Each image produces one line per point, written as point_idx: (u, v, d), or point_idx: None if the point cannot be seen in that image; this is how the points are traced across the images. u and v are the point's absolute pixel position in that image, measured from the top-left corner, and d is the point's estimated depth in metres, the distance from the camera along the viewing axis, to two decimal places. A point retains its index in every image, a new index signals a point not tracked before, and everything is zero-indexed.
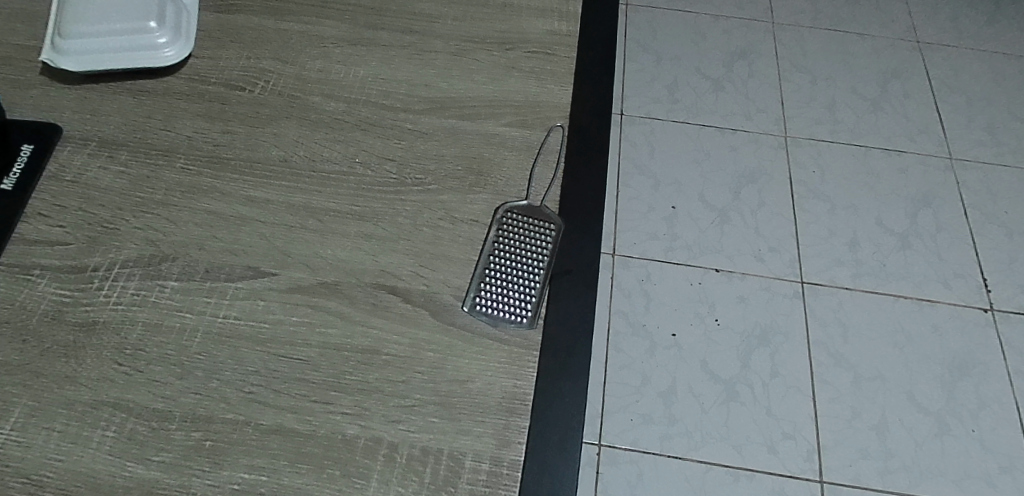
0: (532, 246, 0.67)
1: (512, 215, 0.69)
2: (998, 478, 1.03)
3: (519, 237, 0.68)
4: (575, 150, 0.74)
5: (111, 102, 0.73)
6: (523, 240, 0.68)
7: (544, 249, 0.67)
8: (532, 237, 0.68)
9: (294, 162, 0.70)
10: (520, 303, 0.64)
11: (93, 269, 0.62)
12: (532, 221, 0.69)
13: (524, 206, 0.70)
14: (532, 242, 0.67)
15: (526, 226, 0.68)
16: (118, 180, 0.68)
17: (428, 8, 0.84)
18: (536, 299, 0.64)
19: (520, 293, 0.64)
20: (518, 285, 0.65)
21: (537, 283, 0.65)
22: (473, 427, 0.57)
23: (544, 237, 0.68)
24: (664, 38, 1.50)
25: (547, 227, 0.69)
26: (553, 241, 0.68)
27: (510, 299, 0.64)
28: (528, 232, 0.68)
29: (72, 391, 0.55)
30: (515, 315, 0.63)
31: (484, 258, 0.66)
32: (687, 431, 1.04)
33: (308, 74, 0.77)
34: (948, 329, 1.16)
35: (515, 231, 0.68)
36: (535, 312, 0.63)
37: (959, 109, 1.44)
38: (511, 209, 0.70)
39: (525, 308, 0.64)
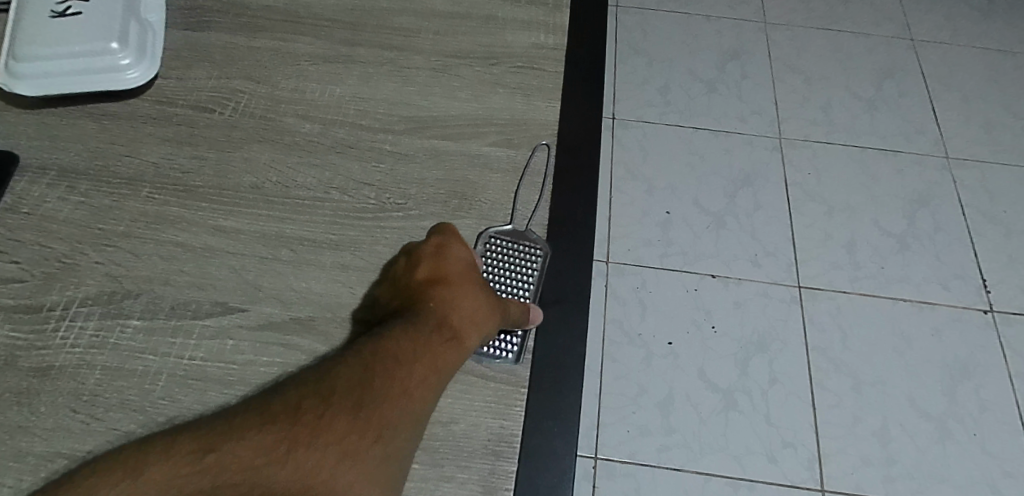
0: (518, 275, 0.65)
1: (495, 242, 0.66)
2: (1002, 484, 1.00)
3: (500, 267, 0.65)
4: (564, 171, 0.71)
5: (72, 126, 0.69)
6: (507, 269, 0.65)
7: (531, 278, 0.65)
8: (514, 266, 0.65)
9: (267, 188, 0.67)
10: (505, 337, 0.61)
11: (49, 308, 0.58)
12: (514, 249, 0.66)
13: (502, 232, 0.67)
14: (513, 273, 0.65)
15: (507, 255, 0.65)
16: (77, 212, 0.64)
17: (408, 21, 0.80)
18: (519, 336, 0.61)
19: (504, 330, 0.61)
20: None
21: None
22: (457, 473, 0.54)
23: (526, 266, 0.65)
24: (656, 40, 1.45)
25: (530, 255, 0.66)
26: (541, 269, 0.65)
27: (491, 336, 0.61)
28: (509, 261, 0.65)
29: (24, 442, 0.52)
30: (499, 350, 0.60)
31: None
32: (685, 441, 1.00)
33: (282, 94, 0.73)
34: (948, 332, 1.12)
35: (499, 260, 0.65)
36: (520, 347, 0.61)
37: (955, 108, 1.40)
38: (490, 237, 0.66)
39: (511, 342, 0.61)
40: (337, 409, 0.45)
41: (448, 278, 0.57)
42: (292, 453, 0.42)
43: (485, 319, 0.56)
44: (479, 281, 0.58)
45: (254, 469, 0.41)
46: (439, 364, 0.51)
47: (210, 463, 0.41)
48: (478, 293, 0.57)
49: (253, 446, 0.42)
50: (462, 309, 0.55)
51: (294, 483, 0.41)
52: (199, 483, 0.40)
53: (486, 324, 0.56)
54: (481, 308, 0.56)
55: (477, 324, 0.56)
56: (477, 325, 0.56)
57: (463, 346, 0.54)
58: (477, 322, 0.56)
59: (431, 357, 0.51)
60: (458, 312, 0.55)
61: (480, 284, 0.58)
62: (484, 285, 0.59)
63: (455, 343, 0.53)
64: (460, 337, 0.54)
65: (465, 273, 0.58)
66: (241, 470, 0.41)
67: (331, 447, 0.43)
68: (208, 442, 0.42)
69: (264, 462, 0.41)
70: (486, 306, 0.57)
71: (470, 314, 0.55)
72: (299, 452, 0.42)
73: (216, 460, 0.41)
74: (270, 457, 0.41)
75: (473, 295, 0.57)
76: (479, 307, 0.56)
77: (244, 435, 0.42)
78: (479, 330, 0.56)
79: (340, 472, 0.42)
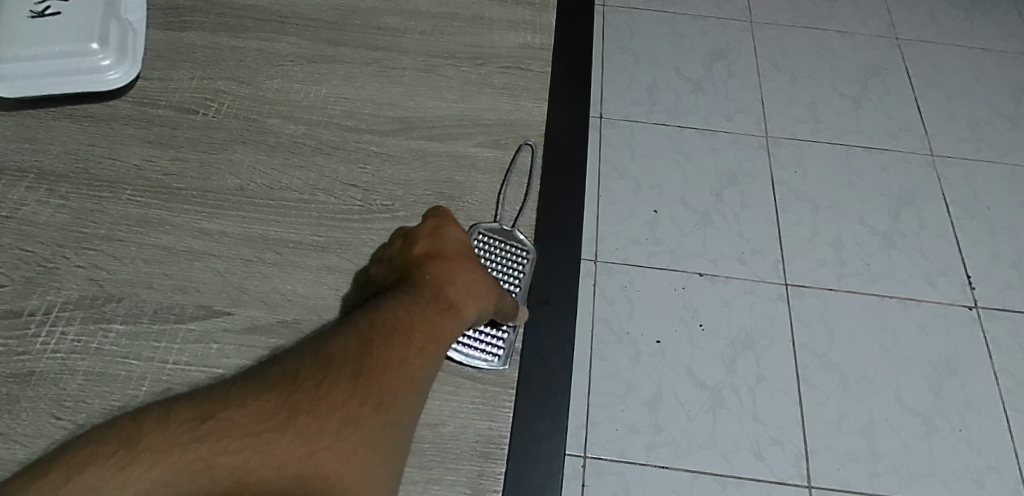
0: (506, 275, 0.64)
1: (485, 239, 0.66)
2: (986, 478, 1.02)
3: (489, 263, 0.64)
4: (551, 172, 0.71)
5: (51, 128, 0.68)
6: (496, 268, 0.64)
7: (519, 279, 0.64)
8: (502, 265, 0.64)
9: (251, 190, 0.66)
10: (491, 339, 0.60)
11: (29, 313, 0.57)
12: (502, 249, 0.65)
13: (492, 229, 0.66)
14: (502, 272, 0.64)
15: (496, 254, 0.65)
16: (58, 215, 0.63)
17: (394, 21, 0.80)
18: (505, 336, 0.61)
19: (490, 331, 0.61)
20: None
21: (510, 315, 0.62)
22: (445, 476, 0.54)
23: (515, 267, 0.65)
24: (642, 38, 1.45)
25: (519, 258, 0.66)
26: (528, 270, 0.65)
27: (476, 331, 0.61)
28: (497, 261, 0.65)
29: (5, 450, 0.51)
30: (485, 351, 0.60)
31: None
32: (674, 439, 1.01)
33: (266, 94, 0.73)
34: (933, 328, 1.14)
35: (488, 258, 0.65)
36: (505, 349, 0.60)
37: (938, 106, 1.41)
38: (479, 233, 0.66)
39: (497, 343, 0.60)
40: (336, 377, 0.45)
41: (446, 251, 0.56)
42: (291, 421, 0.42)
43: (484, 293, 0.55)
44: (476, 256, 0.58)
45: (253, 436, 0.41)
46: (439, 332, 0.51)
47: (206, 430, 0.40)
48: (476, 268, 0.56)
49: (251, 414, 0.42)
50: (461, 278, 0.54)
51: (294, 449, 0.41)
52: (197, 449, 0.39)
53: (485, 296, 0.56)
54: (480, 281, 0.55)
55: (477, 295, 0.55)
56: (475, 299, 0.55)
57: (464, 315, 0.54)
58: (477, 293, 0.55)
59: (431, 325, 0.51)
60: (458, 282, 0.54)
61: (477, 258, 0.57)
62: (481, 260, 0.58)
63: (455, 313, 0.53)
64: (460, 306, 0.53)
65: (462, 248, 0.57)
66: (242, 438, 0.40)
67: (332, 415, 0.43)
68: (205, 412, 0.42)
69: (263, 429, 0.41)
70: (485, 279, 0.56)
71: (469, 284, 0.55)
72: (299, 419, 0.42)
73: (214, 427, 0.41)
74: (268, 424, 0.41)
75: (473, 271, 0.55)
76: (477, 281, 0.55)
77: (244, 402, 0.43)
78: (478, 303, 0.54)
79: (340, 439, 0.43)
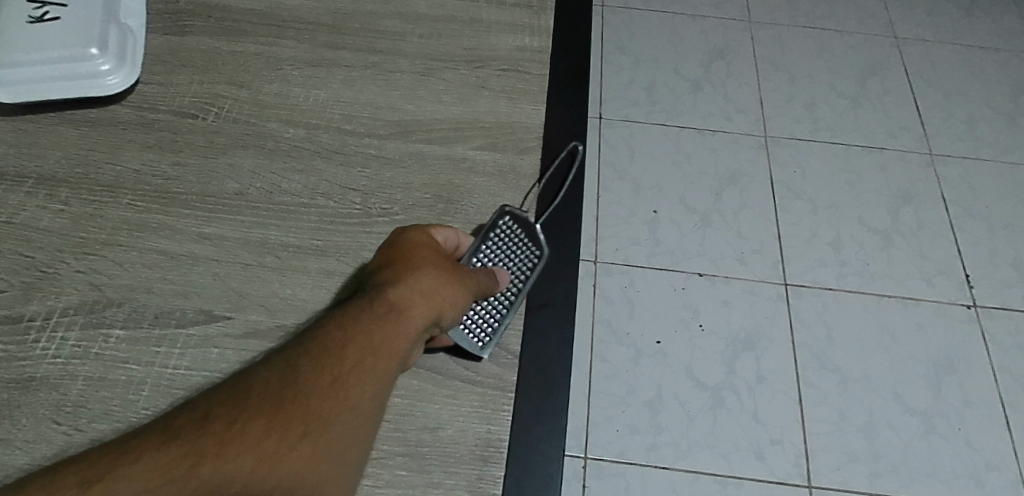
0: (513, 273, 0.64)
1: (508, 224, 0.66)
2: (986, 476, 1.02)
3: (505, 252, 0.65)
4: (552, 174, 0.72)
5: (52, 133, 0.68)
6: (508, 261, 0.65)
7: (523, 283, 0.64)
8: (513, 263, 0.65)
9: (250, 194, 0.66)
10: (479, 326, 0.60)
11: (29, 318, 0.57)
12: (519, 245, 0.66)
13: (519, 218, 0.67)
14: (512, 268, 0.65)
15: (512, 247, 0.65)
16: (58, 220, 0.63)
17: (392, 25, 0.80)
18: (495, 330, 0.60)
19: (482, 319, 0.61)
20: (486, 304, 0.62)
21: (504, 311, 0.62)
22: (444, 479, 0.54)
23: (523, 269, 0.65)
24: (642, 39, 1.45)
25: (529, 262, 0.66)
26: (531, 278, 0.65)
27: (473, 317, 0.61)
28: (512, 254, 0.65)
29: (6, 455, 0.51)
30: (472, 336, 0.59)
31: (467, 251, 0.63)
32: (675, 440, 1.01)
33: (265, 98, 0.73)
34: (933, 328, 1.14)
35: (506, 245, 0.65)
36: (490, 343, 0.60)
37: (937, 105, 1.41)
38: (506, 214, 0.66)
39: (483, 332, 0.60)
40: (252, 411, 0.43)
41: (402, 255, 0.55)
42: (195, 469, 0.40)
43: (437, 292, 0.53)
44: (437, 257, 0.56)
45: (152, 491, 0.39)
46: (378, 348, 0.48)
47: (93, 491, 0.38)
48: (428, 268, 0.54)
49: (150, 467, 0.39)
50: (408, 284, 0.52)
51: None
52: None
53: (439, 299, 0.53)
54: (435, 278, 0.53)
55: (426, 301, 0.52)
56: (428, 298, 0.52)
57: (412, 323, 0.51)
58: (425, 299, 0.52)
59: (367, 339, 0.48)
60: (405, 287, 0.51)
61: (438, 259, 0.56)
62: (443, 261, 0.56)
63: (396, 325, 0.50)
64: (404, 314, 0.50)
65: (421, 247, 0.56)
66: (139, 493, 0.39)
67: (243, 457, 0.41)
68: (103, 469, 0.40)
69: (161, 483, 0.39)
70: (439, 281, 0.53)
71: (416, 290, 0.52)
72: (205, 466, 0.40)
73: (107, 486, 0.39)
74: (169, 477, 0.39)
75: (426, 269, 0.54)
76: (430, 279, 0.53)
77: (144, 453, 0.40)
78: (430, 302, 0.52)
79: (256, 479, 0.41)
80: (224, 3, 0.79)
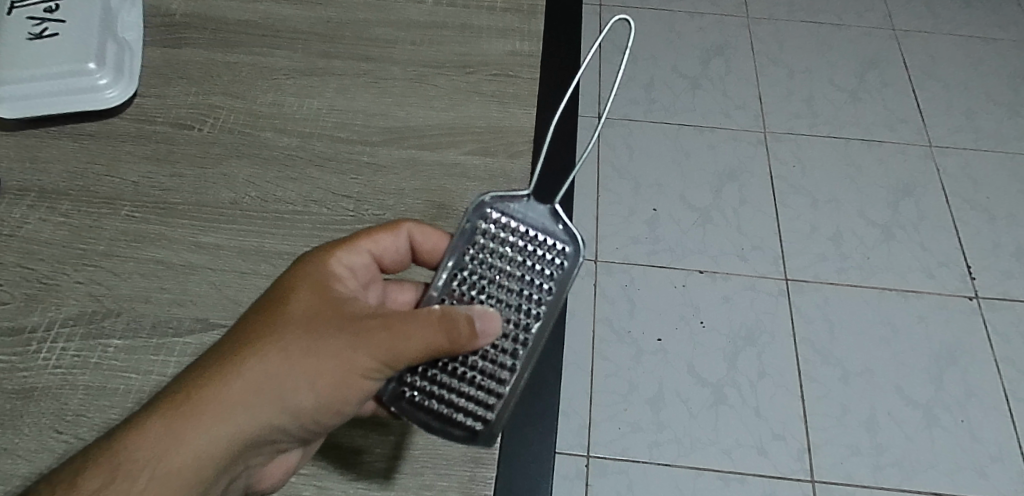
0: (525, 295, 0.52)
1: (499, 220, 0.52)
2: (989, 467, 1.02)
3: (504, 262, 0.52)
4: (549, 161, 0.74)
5: (52, 147, 0.70)
6: (512, 278, 0.52)
7: (540, 308, 0.51)
8: (520, 276, 0.52)
9: (246, 203, 0.68)
10: (476, 404, 0.51)
11: (31, 330, 0.59)
12: (528, 246, 0.52)
13: (511, 202, 0.52)
14: (529, 272, 0.52)
15: (519, 245, 0.52)
16: (59, 232, 0.65)
17: (384, 32, 0.81)
18: (498, 396, 0.51)
19: (478, 394, 0.51)
20: (482, 360, 0.51)
21: (511, 369, 0.51)
22: (436, 482, 0.55)
23: (543, 270, 0.52)
24: (639, 37, 1.45)
25: (550, 254, 0.52)
26: (555, 292, 0.51)
27: (466, 387, 0.51)
28: (518, 262, 0.52)
29: (9, 465, 0.53)
30: (467, 419, 0.51)
31: (441, 279, 0.52)
32: (676, 437, 1.02)
33: (260, 108, 0.74)
34: (934, 319, 1.14)
35: (502, 252, 0.52)
36: (497, 416, 0.51)
37: (936, 96, 1.41)
38: (487, 207, 0.52)
39: (481, 411, 0.51)
40: None
41: (262, 324, 0.47)
42: None
43: (251, 407, 0.45)
44: (285, 334, 0.46)
45: None
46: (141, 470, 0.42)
47: None
48: (254, 369, 0.45)
49: None
50: (219, 378, 0.45)
51: None
52: None
53: (257, 400, 0.45)
54: (253, 384, 0.45)
55: (230, 408, 0.44)
56: (229, 417, 0.44)
57: (199, 440, 0.43)
58: (227, 406, 0.44)
59: (138, 459, 0.42)
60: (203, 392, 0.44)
61: (287, 335, 0.46)
62: (296, 337, 0.46)
63: (169, 443, 0.43)
64: (190, 423, 0.43)
65: (281, 321, 0.47)
66: None
67: None
68: None
69: None
70: (264, 377, 0.45)
71: (223, 395, 0.44)
72: None
73: None
74: None
75: (252, 370, 0.45)
76: (247, 386, 0.45)
77: None
78: (230, 422, 0.44)
79: None
80: (221, 15, 0.81)
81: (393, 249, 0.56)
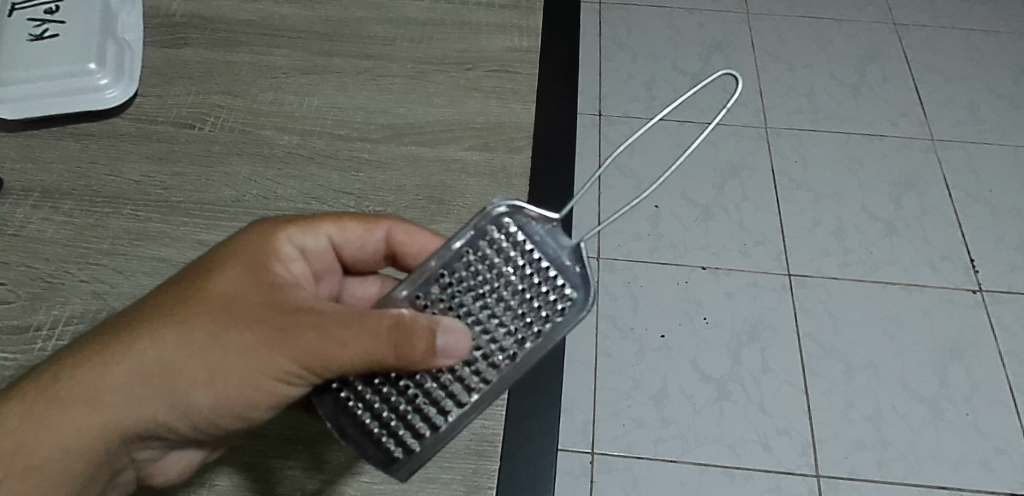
0: (508, 330, 0.48)
1: (514, 238, 0.48)
2: (994, 460, 1.02)
3: (501, 280, 0.48)
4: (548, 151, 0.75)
5: (55, 148, 0.70)
6: (503, 303, 0.48)
7: (516, 350, 0.48)
8: (511, 303, 0.48)
9: (247, 200, 0.68)
10: (406, 430, 0.49)
11: (36, 328, 0.59)
12: (534, 274, 0.48)
13: (535, 222, 0.47)
14: (523, 301, 0.48)
15: (525, 269, 0.48)
16: (62, 231, 0.65)
17: (382, 30, 0.81)
18: (432, 429, 0.48)
19: (414, 418, 0.49)
20: (434, 384, 0.49)
21: (455, 405, 0.48)
22: (440, 474, 0.56)
23: (539, 306, 0.48)
24: (638, 34, 1.45)
25: (554, 291, 0.48)
26: (539, 340, 0.48)
27: (405, 406, 0.49)
28: (516, 287, 0.48)
29: None
30: (390, 443, 0.49)
31: (425, 277, 0.48)
32: (680, 433, 1.02)
33: (260, 107, 0.74)
34: (939, 313, 1.14)
35: (504, 273, 0.48)
36: (421, 449, 0.48)
37: (937, 90, 1.41)
38: (507, 217, 0.47)
39: (407, 439, 0.48)
40: None
41: (187, 303, 0.47)
42: None
43: (156, 388, 0.46)
44: (205, 321, 0.46)
45: None
46: (37, 426, 0.44)
47: None
48: (166, 351, 0.45)
49: None
50: (130, 351, 0.45)
51: None
52: None
53: (163, 382, 0.46)
54: (162, 367, 0.45)
55: (133, 385, 0.45)
56: (134, 394, 0.45)
57: (101, 408, 0.45)
58: (134, 381, 0.45)
59: (38, 415, 0.44)
60: (107, 361, 0.45)
61: (200, 320, 0.46)
62: (214, 325, 0.46)
63: (71, 404, 0.44)
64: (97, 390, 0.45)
65: (206, 302, 0.47)
66: None
67: None
68: None
69: None
70: (170, 360, 0.45)
71: (129, 371, 0.45)
72: None
73: None
74: None
75: (164, 351, 0.45)
76: (156, 367, 0.45)
77: None
78: (134, 397, 0.45)
79: None
80: (221, 15, 0.81)
81: (360, 243, 0.57)
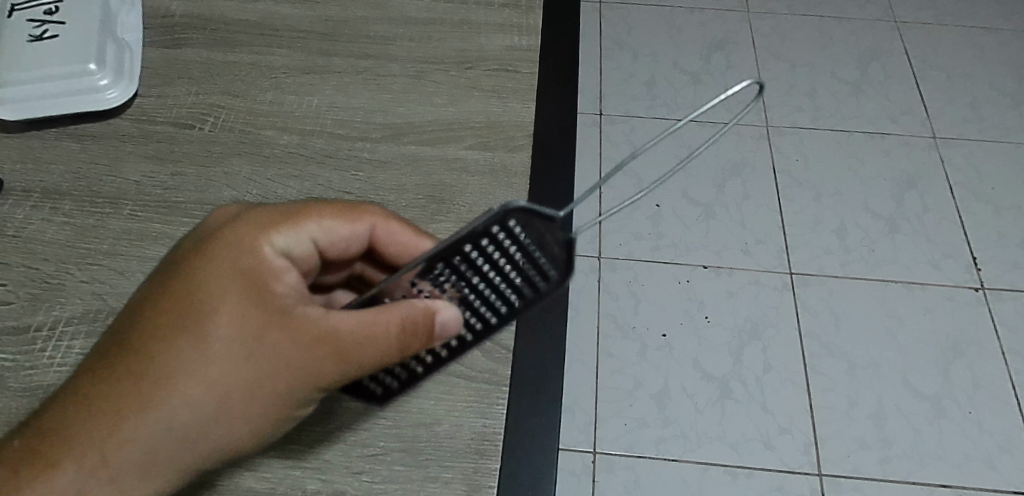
0: (493, 308, 0.48)
1: (513, 237, 0.43)
2: (998, 459, 1.02)
3: (493, 270, 0.45)
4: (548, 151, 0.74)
5: (55, 148, 0.70)
6: (492, 288, 0.46)
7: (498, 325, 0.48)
8: (500, 289, 0.46)
9: (247, 200, 0.68)
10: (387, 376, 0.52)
11: (36, 329, 0.59)
12: (529, 267, 0.45)
13: (539, 223, 0.42)
14: (512, 290, 0.46)
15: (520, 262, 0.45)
16: (61, 232, 0.65)
17: (382, 29, 0.81)
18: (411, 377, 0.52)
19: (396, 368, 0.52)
20: None
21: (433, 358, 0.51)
22: (441, 473, 0.57)
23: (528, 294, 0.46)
24: (639, 33, 1.45)
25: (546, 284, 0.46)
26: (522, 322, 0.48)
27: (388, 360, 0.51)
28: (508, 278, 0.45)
29: None
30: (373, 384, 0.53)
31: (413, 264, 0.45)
32: (682, 432, 1.01)
33: (259, 107, 0.74)
34: (941, 311, 1.13)
35: (497, 266, 0.45)
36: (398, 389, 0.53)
37: (938, 87, 1.40)
38: (509, 218, 0.42)
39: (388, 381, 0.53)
40: None
41: (203, 350, 0.45)
42: None
43: (190, 434, 0.46)
44: (228, 366, 0.45)
45: None
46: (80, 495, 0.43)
47: None
48: (196, 401, 0.45)
49: None
50: (158, 407, 0.44)
51: None
52: None
53: (196, 428, 0.46)
54: (195, 416, 0.45)
55: (167, 437, 0.45)
56: (169, 447, 0.45)
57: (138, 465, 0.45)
58: (167, 435, 0.45)
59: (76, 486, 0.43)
60: (134, 418, 0.44)
61: (222, 366, 0.45)
62: (240, 369, 0.45)
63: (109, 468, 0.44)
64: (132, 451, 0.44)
65: (222, 345, 0.45)
66: None
67: None
68: None
69: None
70: (201, 409, 0.45)
71: (162, 426, 0.44)
72: None
73: None
74: None
75: (191, 401, 0.45)
76: (187, 417, 0.45)
77: None
78: (170, 448, 0.45)
79: None
80: (220, 16, 0.81)
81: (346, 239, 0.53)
